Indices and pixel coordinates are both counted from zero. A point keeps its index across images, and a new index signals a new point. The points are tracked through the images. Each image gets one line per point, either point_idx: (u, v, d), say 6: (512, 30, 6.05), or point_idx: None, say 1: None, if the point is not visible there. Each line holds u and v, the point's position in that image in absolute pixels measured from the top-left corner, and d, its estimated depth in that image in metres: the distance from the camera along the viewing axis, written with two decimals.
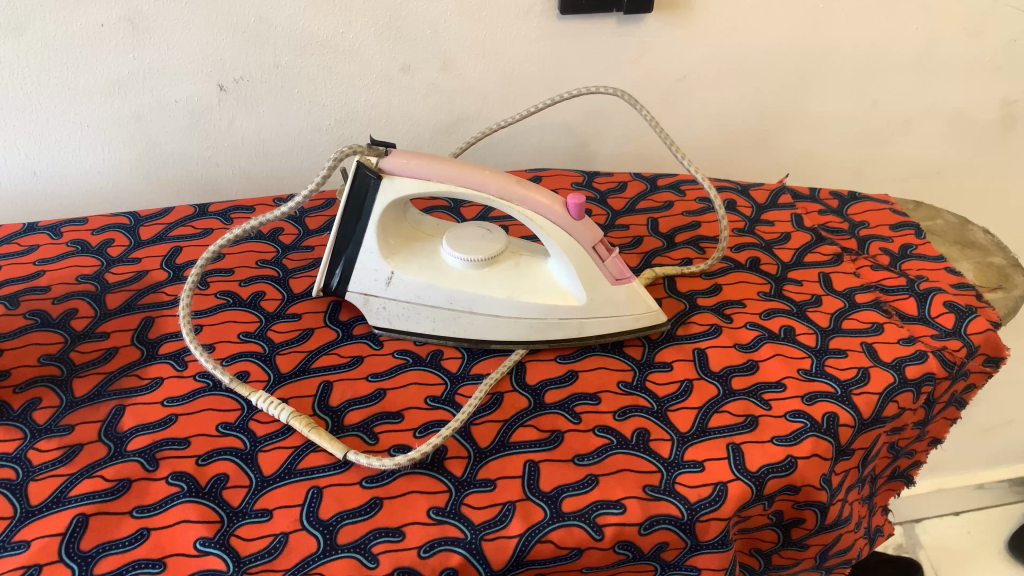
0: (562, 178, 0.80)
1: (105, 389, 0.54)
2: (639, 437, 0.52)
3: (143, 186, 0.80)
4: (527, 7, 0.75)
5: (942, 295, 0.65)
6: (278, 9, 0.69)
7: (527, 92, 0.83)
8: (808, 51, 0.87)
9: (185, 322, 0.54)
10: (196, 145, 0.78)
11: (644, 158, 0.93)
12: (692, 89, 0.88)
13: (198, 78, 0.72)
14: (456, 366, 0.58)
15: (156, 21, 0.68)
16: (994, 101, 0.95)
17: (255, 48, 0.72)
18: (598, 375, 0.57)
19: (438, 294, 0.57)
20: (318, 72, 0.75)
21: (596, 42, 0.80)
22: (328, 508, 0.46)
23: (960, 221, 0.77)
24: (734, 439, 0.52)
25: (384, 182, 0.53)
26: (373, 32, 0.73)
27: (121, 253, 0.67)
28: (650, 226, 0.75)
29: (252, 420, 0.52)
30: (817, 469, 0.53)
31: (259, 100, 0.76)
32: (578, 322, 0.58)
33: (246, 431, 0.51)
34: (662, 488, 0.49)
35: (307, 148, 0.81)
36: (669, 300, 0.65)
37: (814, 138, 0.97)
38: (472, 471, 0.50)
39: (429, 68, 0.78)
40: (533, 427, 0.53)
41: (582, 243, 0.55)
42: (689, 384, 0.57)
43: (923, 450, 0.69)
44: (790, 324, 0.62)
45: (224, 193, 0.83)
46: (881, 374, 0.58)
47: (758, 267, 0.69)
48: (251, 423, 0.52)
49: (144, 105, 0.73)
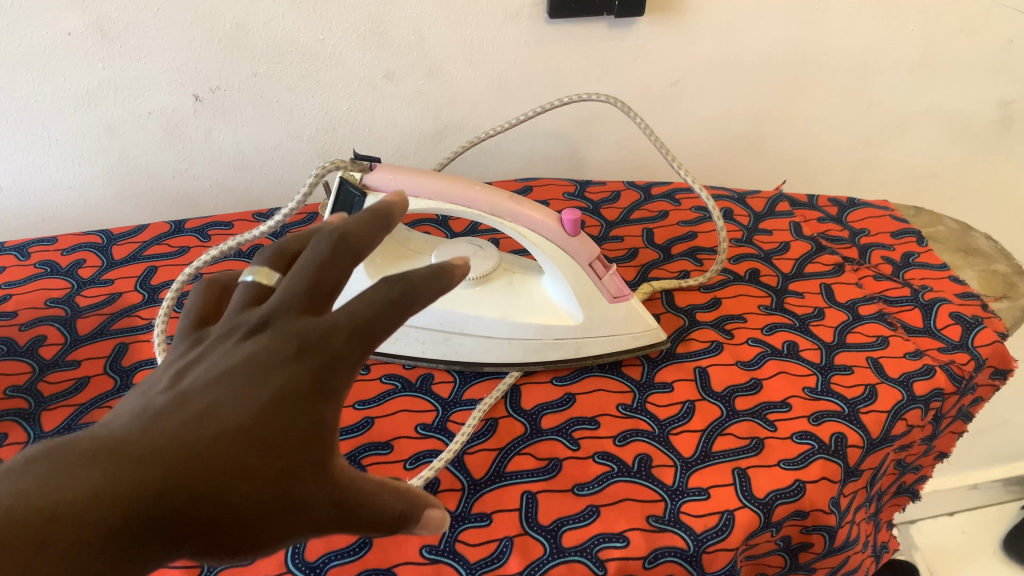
0: (554, 187, 0.78)
1: (76, 422, 0.51)
2: (641, 464, 0.50)
3: (118, 200, 0.77)
4: (515, 11, 0.72)
5: (948, 306, 0.63)
6: (255, 16, 0.66)
7: (517, 98, 0.81)
8: (803, 53, 0.85)
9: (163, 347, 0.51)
10: (172, 158, 0.75)
11: (637, 165, 0.91)
12: (686, 94, 0.86)
13: (174, 88, 0.69)
14: (448, 391, 0.55)
15: (126, 28, 0.64)
16: (991, 103, 0.94)
17: (232, 56, 0.69)
18: (597, 398, 0.55)
19: (428, 315, 0.54)
20: (298, 81, 0.72)
21: (586, 46, 0.78)
22: (316, 549, 0.44)
23: (961, 228, 0.75)
24: (740, 463, 0.50)
25: (368, 199, 0.50)
26: (356, 39, 0.70)
27: (93, 274, 0.63)
28: (646, 237, 0.72)
29: None
30: (826, 492, 0.50)
31: (237, 110, 0.73)
32: (574, 342, 0.56)
33: None
34: (666, 518, 0.47)
35: (288, 159, 0.78)
36: (668, 316, 0.63)
37: (809, 140, 0.95)
38: (467, 505, 0.47)
39: (415, 75, 0.75)
40: (530, 454, 0.50)
41: (578, 261, 0.53)
42: (691, 405, 0.54)
43: (929, 464, 0.67)
44: (793, 339, 0.60)
45: (203, 207, 0.80)
46: (889, 391, 0.56)
47: (757, 279, 0.67)
48: None
49: (116, 116, 0.70)
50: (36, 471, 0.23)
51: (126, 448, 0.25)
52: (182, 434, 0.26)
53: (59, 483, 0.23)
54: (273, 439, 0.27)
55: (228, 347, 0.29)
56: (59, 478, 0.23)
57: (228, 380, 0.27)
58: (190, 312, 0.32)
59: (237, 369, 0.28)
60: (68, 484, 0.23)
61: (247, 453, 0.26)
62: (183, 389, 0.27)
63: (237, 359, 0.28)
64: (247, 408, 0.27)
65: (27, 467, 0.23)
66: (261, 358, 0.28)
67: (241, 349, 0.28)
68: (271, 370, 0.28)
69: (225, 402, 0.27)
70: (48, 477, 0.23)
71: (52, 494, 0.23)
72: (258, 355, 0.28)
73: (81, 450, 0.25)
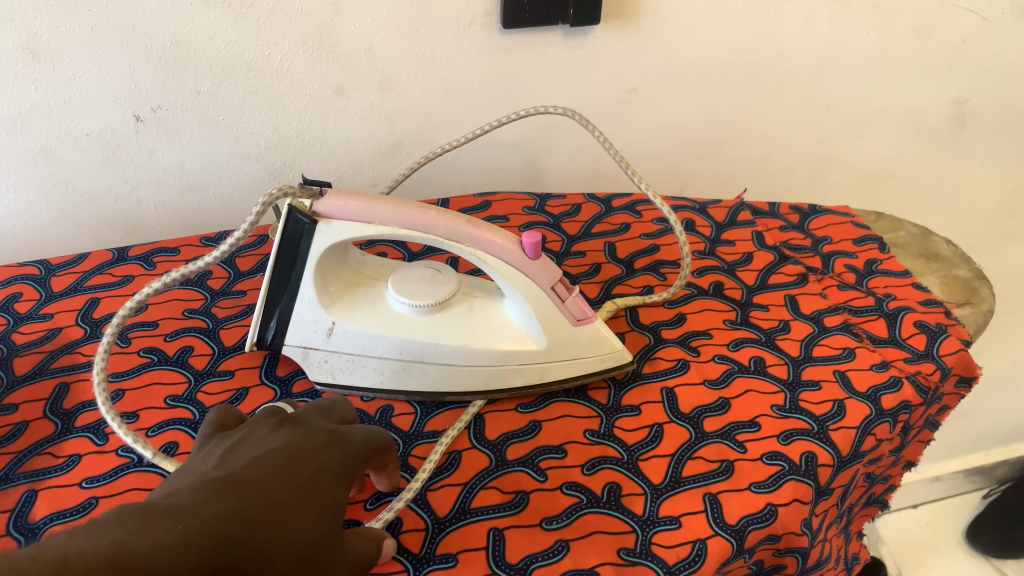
0: (513, 202, 0.76)
1: (15, 472, 0.48)
2: (610, 493, 0.49)
3: (58, 227, 0.73)
4: (469, 20, 0.71)
5: (912, 315, 0.63)
6: (196, 31, 0.64)
7: (472, 110, 0.79)
8: (760, 57, 0.85)
9: (110, 408, 0.48)
10: (114, 180, 0.71)
11: (597, 173, 0.89)
12: (643, 100, 0.85)
13: (112, 109, 0.66)
14: (409, 423, 0.54)
15: (59, 48, 0.61)
16: (946, 101, 0.94)
17: (173, 75, 0.66)
18: (563, 425, 0.53)
19: (387, 344, 0.52)
20: (243, 97, 0.69)
21: (542, 55, 0.76)
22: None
23: (922, 232, 0.75)
24: (711, 488, 0.49)
25: (320, 226, 0.48)
26: (303, 53, 0.68)
27: (30, 309, 0.60)
28: (608, 251, 0.71)
29: None
30: (798, 515, 0.50)
31: (181, 130, 0.70)
32: (538, 367, 0.54)
33: None
34: (637, 551, 0.45)
35: (237, 178, 0.75)
36: (633, 334, 0.62)
37: (767, 145, 0.95)
38: (431, 546, 0.45)
39: (366, 89, 0.73)
40: (496, 488, 0.49)
41: (539, 284, 0.51)
42: (659, 429, 0.53)
43: (897, 474, 0.67)
44: (759, 355, 0.59)
45: (149, 230, 0.76)
46: (857, 406, 0.55)
47: (722, 292, 0.66)
48: None
49: (51, 139, 0.66)
50: (122, 527, 0.29)
51: (192, 508, 0.31)
52: (233, 500, 0.32)
53: (149, 536, 0.28)
54: (302, 511, 0.35)
55: (252, 445, 0.37)
56: (147, 531, 0.29)
57: (261, 467, 0.35)
58: (208, 424, 0.40)
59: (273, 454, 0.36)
60: (157, 536, 0.28)
61: (286, 517, 0.34)
62: (223, 471, 0.34)
63: (263, 453, 0.36)
64: (285, 482, 0.35)
65: (114, 526, 0.29)
66: (280, 454, 0.36)
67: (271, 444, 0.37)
68: (295, 457, 0.37)
69: (260, 480, 0.34)
70: (137, 531, 0.28)
71: (144, 544, 0.28)
72: (277, 451, 0.37)
73: (156, 511, 0.30)
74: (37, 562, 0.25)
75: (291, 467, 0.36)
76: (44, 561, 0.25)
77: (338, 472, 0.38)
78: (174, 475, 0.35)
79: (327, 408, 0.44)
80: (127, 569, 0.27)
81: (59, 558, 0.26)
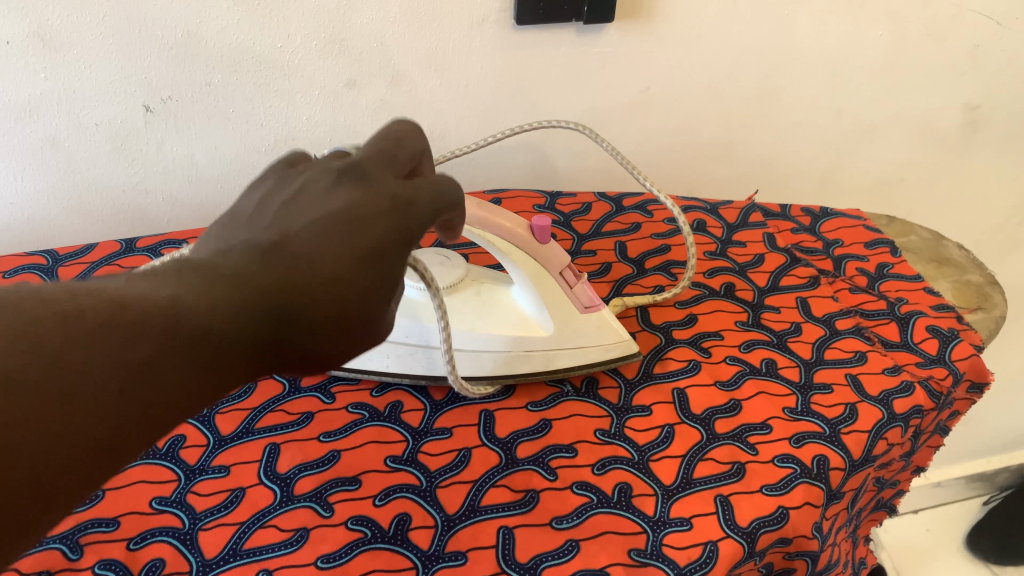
0: (523, 200, 0.76)
1: None
2: (621, 493, 0.48)
3: (65, 219, 0.73)
4: (481, 17, 0.70)
5: (924, 319, 0.62)
6: (209, 22, 0.63)
7: (484, 108, 0.79)
8: (773, 58, 0.84)
9: None
10: (121, 173, 0.71)
11: (607, 173, 0.89)
12: (654, 101, 0.85)
13: (123, 99, 0.66)
14: (418, 420, 0.53)
15: (69, 36, 0.61)
16: (957, 107, 0.94)
17: (184, 67, 0.65)
18: (572, 425, 0.53)
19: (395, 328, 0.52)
20: (254, 90, 0.69)
21: (555, 53, 0.76)
22: (214, 545, 0.43)
23: (933, 237, 0.75)
24: (722, 490, 0.48)
25: None
26: (315, 46, 0.68)
27: None
28: (618, 250, 0.71)
29: (201, 530, 0.44)
30: (809, 518, 0.49)
31: (191, 122, 0.69)
32: (545, 354, 0.54)
33: (193, 547, 0.43)
34: (648, 552, 0.45)
35: (246, 171, 0.74)
36: (643, 334, 0.61)
37: (777, 147, 0.95)
38: (440, 543, 0.44)
39: (378, 84, 0.72)
40: (505, 487, 0.48)
41: (549, 269, 0.52)
42: (670, 430, 0.53)
43: (906, 479, 0.66)
44: (771, 357, 0.59)
45: (156, 222, 0.76)
46: (869, 410, 0.54)
47: (733, 293, 0.66)
48: (201, 531, 0.44)
49: (60, 129, 0.66)
50: (178, 284, 0.28)
51: (240, 275, 0.30)
52: (282, 273, 0.30)
53: (201, 297, 0.28)
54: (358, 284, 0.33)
55: (311, 201, 0.33)
56: (200, 291, 0.28)
57: (318, 233, 0.32)
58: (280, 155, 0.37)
59: (336, 213, 0.33)
60: (208, 300, 0.28)
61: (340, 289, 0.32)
62: (281, 232, 0.32)
63: (324, 213, 0.33)
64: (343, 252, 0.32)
65: (167, 281, 0.28)
66: (344, 216, 0.33)
67: (334, 196, 0.33)
68: (361, 220, 0.33)
69: (313, 254, 0.31)
70: (187, 290, 0.28)
71: (193, 308, 0.27)
72: (339, 215, 0.33)
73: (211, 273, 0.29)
74: (93, 294, 0.25)
75: (353, 230, 0.33)
76: (101, 297, 0.25)
77: (398, 242, 0.34)
78: (230, 222, 0.33)
79: (389, 138, 0.36)
80: (177, 330, 0.26)
81: (119, 297, 0.25)
